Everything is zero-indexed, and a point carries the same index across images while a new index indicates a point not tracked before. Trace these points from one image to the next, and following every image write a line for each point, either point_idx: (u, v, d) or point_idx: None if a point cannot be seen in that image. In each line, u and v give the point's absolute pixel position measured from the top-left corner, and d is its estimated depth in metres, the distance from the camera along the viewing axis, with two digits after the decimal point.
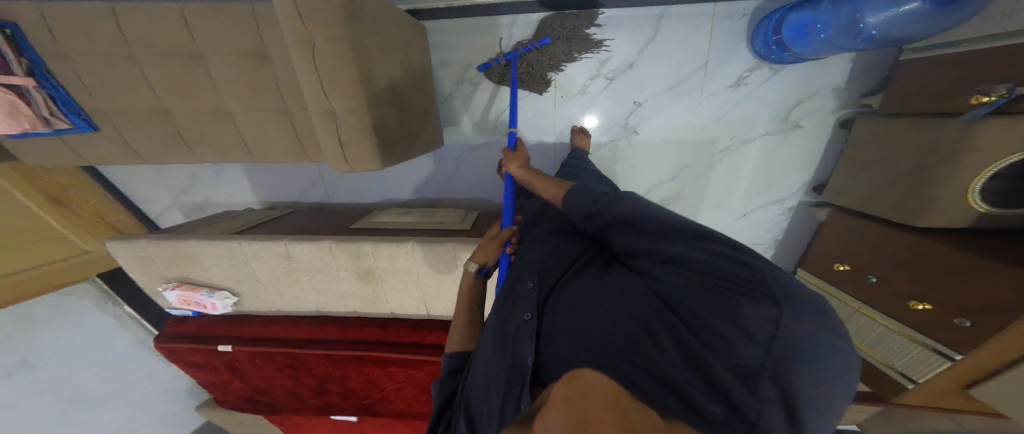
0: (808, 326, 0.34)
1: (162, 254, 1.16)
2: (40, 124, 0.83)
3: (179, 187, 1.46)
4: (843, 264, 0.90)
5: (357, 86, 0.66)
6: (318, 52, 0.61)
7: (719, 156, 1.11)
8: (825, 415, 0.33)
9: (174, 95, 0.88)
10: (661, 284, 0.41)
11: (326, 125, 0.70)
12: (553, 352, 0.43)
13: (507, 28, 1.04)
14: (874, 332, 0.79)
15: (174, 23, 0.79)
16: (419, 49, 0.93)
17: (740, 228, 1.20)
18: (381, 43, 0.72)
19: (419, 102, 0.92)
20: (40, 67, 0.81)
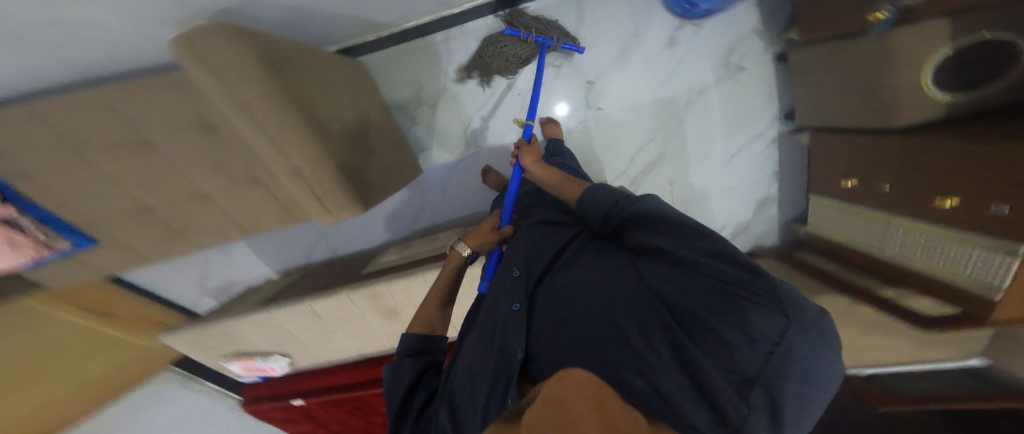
0: (804, 340, 0.37)
1: (209, 334, 1.26)
2: (39, 249, 0.85)
3: (201, 273, 1.44)
4: (852, 179, 0.83)
5: (310, 136, 0.65)
6: (257, 112, 0.59)
7: (683, 112, 1.09)
8: (801, 419, 0.36)
9: (145, 190, 0.87)
10: (674, 285, 0.44)
11: (297, 182, 0.70)
12: (545, 349, 0.47)
13: (444, 45, 1.06)
14: (910, 239, 0.66)
15: (104, 117, 0.72)
16: (368, 89, 0.94)
17: (732, 176, 1.14)
18: (312, 83, 0.70)
19: (383, 135, 0.92)
20: (12, 192, 0.77)
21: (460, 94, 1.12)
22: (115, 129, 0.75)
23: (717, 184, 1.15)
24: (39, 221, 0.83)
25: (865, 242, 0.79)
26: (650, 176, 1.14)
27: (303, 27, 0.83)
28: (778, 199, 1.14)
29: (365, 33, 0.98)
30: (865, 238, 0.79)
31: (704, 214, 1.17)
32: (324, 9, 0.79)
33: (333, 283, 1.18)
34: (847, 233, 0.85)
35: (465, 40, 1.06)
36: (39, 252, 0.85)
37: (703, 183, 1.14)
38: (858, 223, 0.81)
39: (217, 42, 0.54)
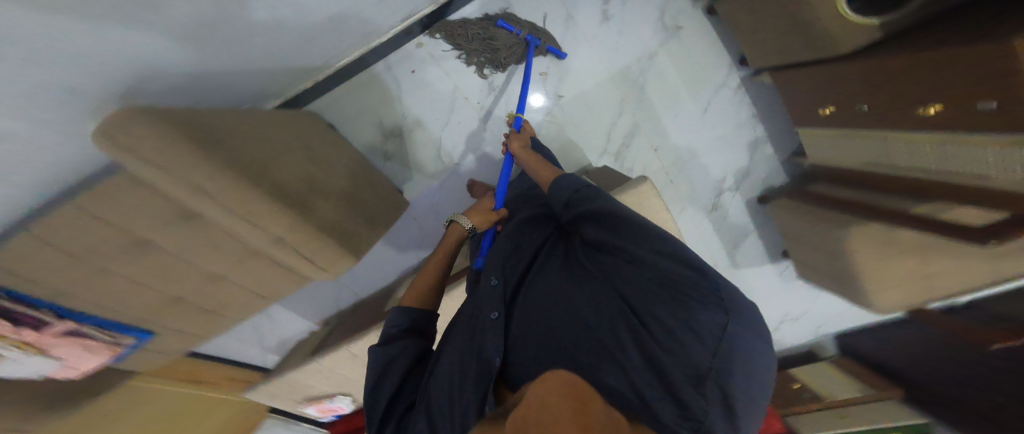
0: (741, 334, 0.44)
1: (277, 388, 1.37)
2: (113, 346, 0.92)
3: (257, 337, 1.56)
4: (829, 106, 0.79)
5: (278, 204, 0.65)
6: (213, 192, 0.57)
7: (642, 81, 1.07)
8: (745, 407, 0.43)
9: (167, 283, 0.88)
10: (637, 288, 0.50)
11: (283, 249, 0.70)
12: (523, 355, 0.51)
13: (387, 73, 1.08)
14: (912, 147, 0.64)
15: (95, 231, 0.68)
16: (330, 137, 0.95)
17: (712, 128, 1.11)
18: (260, 150, 0.67)
19: (356, 179, 0.92)
20: (64, 310, 0.78)
21: (422, 118, 1.13)
22: (113, 238, 0.72)
23: (700, 139, 1.11)
24: (100, 326, 0.86)
25: (869, 159, 0.76)
26: (632, 148, 1.11)
27: (202, 98, 0.73)
28: (767, 136, 1.11)
29: (299, 81, 0.97)
30: (860, 156, 0.78)
31: (700, 172, 1.13)
32: (247, 68, 0.79)
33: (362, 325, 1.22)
34: (842, 153, 0.83)
35: (404, 64, 1.08)
36: (114, 349, 0.92)
37: (685, 141, 1.11)
38: (852, 144, 0.78)
39: (134, 127, 0.46)
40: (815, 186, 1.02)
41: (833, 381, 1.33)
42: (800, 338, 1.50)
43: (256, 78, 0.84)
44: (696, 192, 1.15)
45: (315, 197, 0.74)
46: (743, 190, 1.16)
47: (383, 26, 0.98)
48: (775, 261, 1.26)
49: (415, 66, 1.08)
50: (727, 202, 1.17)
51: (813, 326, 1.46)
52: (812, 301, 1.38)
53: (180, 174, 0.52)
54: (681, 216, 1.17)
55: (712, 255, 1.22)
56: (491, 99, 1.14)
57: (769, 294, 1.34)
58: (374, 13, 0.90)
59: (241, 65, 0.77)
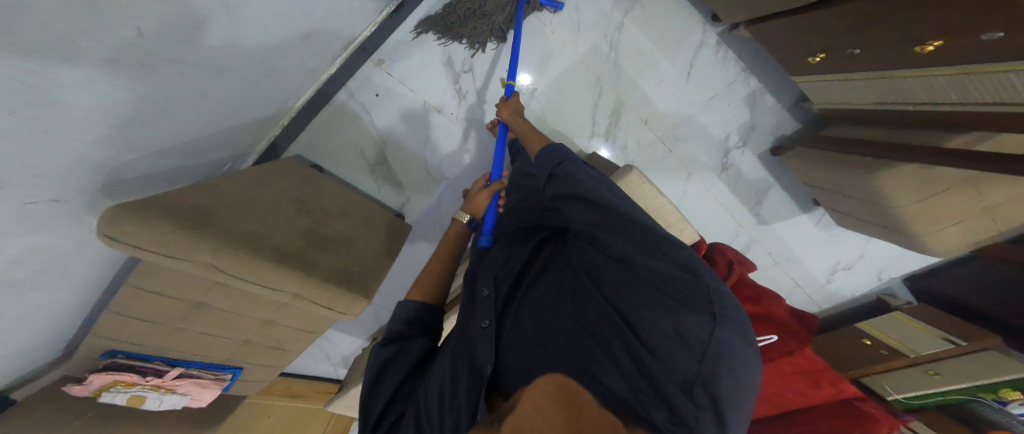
0: (735, 336, 0.37)
1: (350, 401, 1.50)
2: (219, 382, 1.07)
3: (324, 354, 1.77)
4: (818, 53, 0.78)
5: (280, 265, 0.69)
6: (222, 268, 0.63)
7: (613, 55, 1.04)
8: (744, 415, 0.36)
9: (228, 332, 1.02)
10: (619, 287, 0.45)
11: (301, 301, 0.75)
12: (510, 363, 0.49)
13: (351, 101, 1.07)
14: (918, 85, 0.65)
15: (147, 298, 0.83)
16: (307, 175, 0.97)
17: (697, 89, 1.07)
18: (248, 217, 0.72)
19: (348, 216, 0.96)
20: (168, 358, 0.98)
21: (402, 140, 1.13)
22: (165, 301, 0.86)
23: (685, 103, 1.09)
24: (200, 366, 1.04)
25: (876, 100, 0.76)
26: (621, 126, 1.10)
27: (179, 179, 0.76)
28: (766, 86, 1.06)
29: (267, 130, 0.97)
30: (859, 99, 0.80)
31: (701, 134, 1.11)
32: (232, 126, 0.81)
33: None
34: (845, 97, 0.82)
35: (367, 88, 1.07)
36: (221, 383, 1.07)
37: (668, 104, 1.09)
38: (857, 89, 0.77)
39: (129, 228, 0.52)
40: (830, 129, 1.00)
41: (908, 332, 1.13)
42: (861, 285, 1.38)
43: (226, 144, 0.84)
44: (699, 155, 1.14)
45: (313, 249, 0.79)
46: (751, 144, 1.12)
47: (325, 56, 0.93)
48: (807, 210, 1.23)
49: (377, 88, 1.07)
50: (737, 159, 1.14)
51: (873, 272, 1.36)
52: (862, 246, 1.30)
53: (197, 256, 0.60)
54: (690, 181, 1.17)
55: (731, 212, 1.21)
56: (464, 105, 1.12)
57: (809, 243, 1.29)
58: (319, 46, 0.87)
59: (212, 141, 0.79)
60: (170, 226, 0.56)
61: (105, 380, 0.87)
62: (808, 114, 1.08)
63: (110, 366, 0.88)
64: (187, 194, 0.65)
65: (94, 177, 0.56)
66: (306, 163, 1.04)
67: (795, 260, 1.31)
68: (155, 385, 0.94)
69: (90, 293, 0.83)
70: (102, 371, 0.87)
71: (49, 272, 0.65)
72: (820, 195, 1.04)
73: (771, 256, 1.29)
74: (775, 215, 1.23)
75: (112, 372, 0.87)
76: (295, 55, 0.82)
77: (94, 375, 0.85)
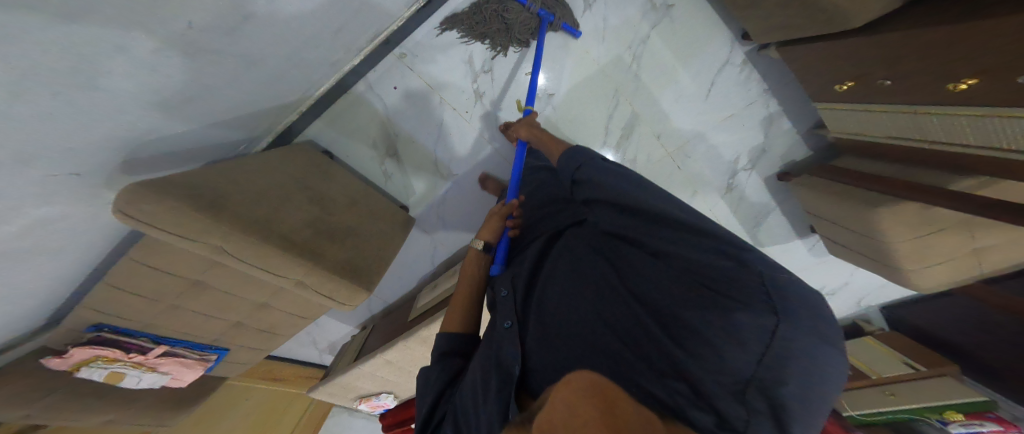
0: (802, 337, 0.35)
1: (333, 389, 1.50)
2: (202, 362, 1.06)
3: (311, 340, 1.76)
4: (846, 82, 0.80)
5: (289, 254, 0.70)
6: (230, 251, 0.63)
7: (635, 68, 1.06)
8: (806, 421, 0.35)
9: (225, 313, 1.02)
10: (665, 285, 0.47)
11: (303, 289, 0.76)
12: (541, 361, 0.50)
13: (368, 93, 1.06)
14: (940, 123, 0.66)
15: (149, 273, 0.83)
16: (318, 163, 0.96)
17: (713, 109, 1.09)
18: (263, 203, 0.72)
19: (356, 208, 0.97)
20: (154, 336, 0.96)
21: (414, 135, 1.14)
22: (168, 277, 0.86)
23: (699, 120, 1.11)
24: (186, 346, 1.03)
25: (897, 133, 0.77)
26: (633, 139, 1.13)
27: (193, 159, 0.75)
28: (784, 111, 1.07)
29: (284, 116, 0.95)
30: (875, 131, 0.82)
31: (710, 153, 1.14)
32: (251, 110, 0.80)
33: (395, 334, 1.31)
34: (862, 129, 0.85)
35: (386, 80, 1.06)
36: (204, 364, 1.06)
37: (683, 119, 1.11)
38: (876, 121, 0.79)
39: (143, 205, 0.52)
40: (840, 161, 1.03)
41: (877, 356, 1.23)
42: (842, 310, 1.49)
43: (244, 127, 0.84)
44: (706, 173, 1.17)
45: (321, 240, 0.79)
46: (758, 168, 1.16)
47: (350, 50, 0.91)
48: (802, 236, 1.27)
49: (396, 82, 1.07)
50: (742, 181, 1.18)
51: (854, 299, 1.45)
52: (848, 275, 1.36)
53: (209, 239, 0.61)
54: (694, 198, 1.20)
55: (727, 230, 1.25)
56: (481, 106, 1.13)
57: (801, 267, 1.33)
58: (344, 40, 0.86)
59: (229, 124, 0.77)
60: (185, 208, 0.57)
61: (85, 355, 0.85)
62: (819, 144, 1.11)
63: (95, 340, 0.86)
64: (204, 177, 0.65)
65: (110, 153, 0.56)
66: (315, 151, 1.04)
67: None
68: (136, 363, 0.93)
69: (86, 265, 0.82)
70: (84, 345, 0.84)
71: (47, 244, 0.64)
72: (816, 222, 1.07)
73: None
74: (771, 239, 1.28)
75: (94, 347, 0.85)
76: (322, 49, 0.82)
77: (75, 349, 0.83)
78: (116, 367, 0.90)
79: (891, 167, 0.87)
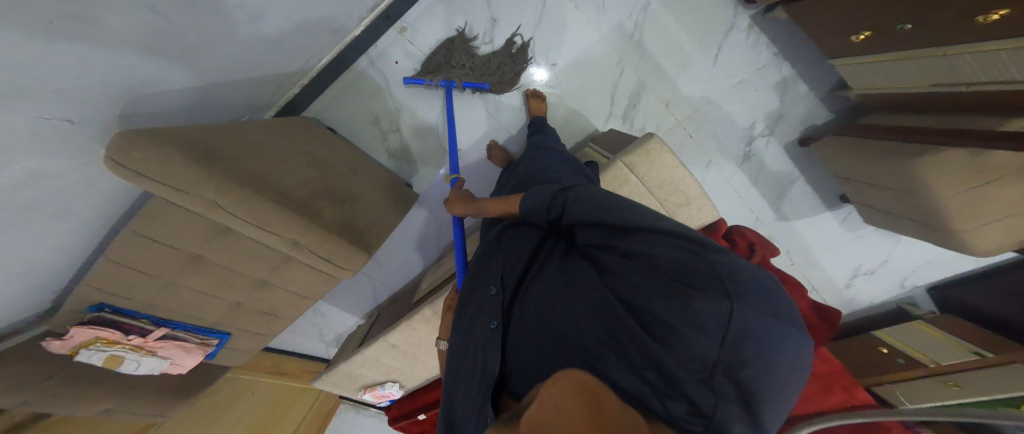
0: (758, 315, 0.34)
1: (337, 378, 1.48)
2: (203, 347, 1.05)
3: (314, 333, 1.75)
4: (862, 32, 0.79)
5: (286, 211, 0.69)
6: (224, 204, 0.62)
7: (638, 37, 1.04)
8: (781, 405, 0.32)
9: (225, 288, 1.00)
10: (629, 281, 0.45)
11: (301, 251, 0.74)
12: (521, 362, 0.49)
13: (370, 69, 1.04)
14: (975, 63, 0.64)
15: (150, 245, 0.81)
16: (319, 132, 0.95)
17: (722, 75, 1.07)
18: (258, 159, 0.71)
19: (358, 177, 0.95)
20: (155, 318, 0.95)
21: (416, 107, 1.11)
22: (166, 251, 0.85)
23: (711, 88, 1.08)
24: (185, 329, 1.02)
25: (930, 81, 0.75)
26: (641, 109, 1.11)
27: (203, 116, 0.76)
28: (798, 75, 1.06)
29: (284, 88, 0.95)
30: (912, 82, 0.79)
31: (724, 121, 1.12)
32: (250, 74, 0.80)
33: (399, 317, 1.29)
34: (891, 80, 0.83)
35: (387, 55, 1.04)
36: (204, 349, 1.05)
37: (694, 88, 1.09)
38: (905, 70, 0.78)
39: (134, 152, 0.51)
40: (868, 118, 1.01)
41: (926, 341, 1.08)
42: (883, 294, 1.37)
43: (245, 94, 0.83)
44: (721, 141, 1.14)
45: (317, 199, 0.79)
46: (777, 134, 1.13)
47: (344, 15, 0.89)
48: (830, 207, 1.24)
49: (398, 56, 1.04)
50: (760, 149, 1.15)
51: (897, 279, 1.34)
52: (888, 251, 1.30)
53: (199, 192, 0.59)
54: (709, 169, 1.18)
55: (747, 205, 1.23)
56: None
57: (832, 245, 1.30)
58: (341, 3, 0.85)
59: (233, 83, 0.77)
60: (175, 149, 0.56)
61: (86, 335, 0.83)
62: (841, 105, 1.08)
63: (96, 320, 0.84)
64: (203, 130, 0.65)
65: (107, 106, 0.55)
66: (321, 124, 1.02)
67: (814, 261, 1.32)
68: (136, 346, 0.91)
69: (85, 241, 0.82)
70: (86, 325, 0.83)
71: (43, 208, 0.63)
72: (853, 188, 1.05)
73: (786, 254, 1.31)
74: (794, 211, 1.24)
75: (96, 327, 0.83)
76: (323, 9, 0.81)
77: (74, 329, 0.81)
78: (115, 350, 0.87)
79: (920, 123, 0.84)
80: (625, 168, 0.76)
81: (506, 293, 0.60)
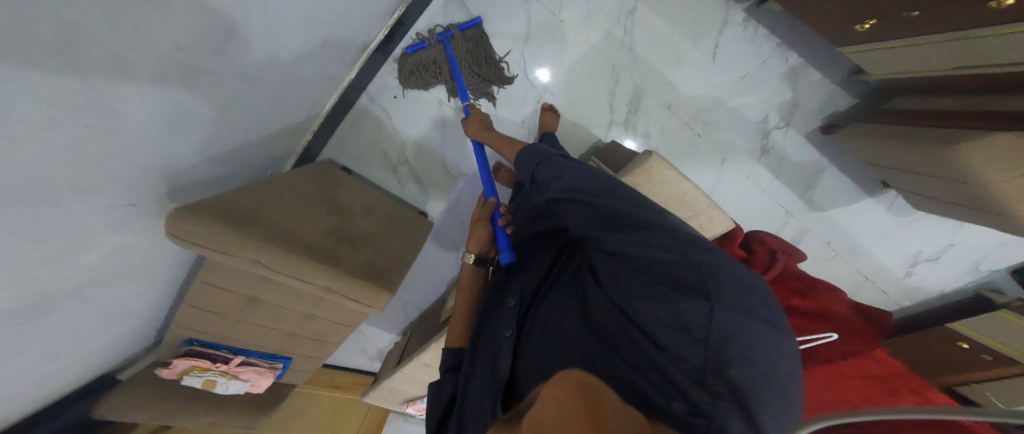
0: (740, 316, 0.37)
1: (382, 393, 1.58)
2: (273, 370, 1.17)
3: (360, 349, 1.87)
4: (868, 21, 0.72)
5: (316, 262, 0.76)
6: (262, 260, 0.69)
7: (628, 41, 1.00)
8: (783, 408, 0.32)
9: (273, 324, 1.10)
10: (619, 285, 0.49)
11: (331, 295, 0.80)
12: (530, 365, 0.51)
13: (371, 105, 1.09)
14: (1005, 44, 0.57)
15: (207, 295, 0.92)
16: (335, 177, 1.03)
17: (723, 71, 1.01)
18: (286, 217, 0.79)
19: (374, 218, 1.02)
20: (232, 348, 1.10)
21: (420, 138, 1.15)
22: (221, 298, 0.95)
23: (712, 87, 1.03)
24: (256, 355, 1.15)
25: (954, 65, 0.68)
26: (641, 113, 1.07)
27: (232, 182, 0.85)
28: (808, 63, 0.97)
29: (299, 136, 1.02)
30: (941, 65, 0.70)
31: (733, 117, 1.05)
32: (266, 133, 0.87)
33: (430, 336, 1.34)
34: (910, 66, 0.75)
35: (386, 90, 1.08)
36: (274, 371, 1.17)
37: (692, 88, 1.04)
38: (922, 56, 0.71)
39: (189, 226, 0.59)
40: (892, 103, 0.91)
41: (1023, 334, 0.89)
42: (954, 281, 1.19)
43: (265, 148, 0.91)
44: (732, 136, 1.08)
45: (339, 246, 0.85)
46: (797, 123, 1.04)
47: (338, 62, 0.93)
48: (874, 194, 1.10)
49: (396, 90, 1.09)
50: (779, 140, 1.06)
51: (970, 264, 1.16)
52: (953, 234, 1.13)
53: (242, 253, 0.67)
54: (724, 168, 1.11)
55: (773, 198, 1.13)
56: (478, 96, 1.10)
57: (880, 232, 1.16)
58: (335, 51, 0.89)
59: (252, 146, 0.85)
60: (220, 225, 0.63)
61: (184, 365, 1.02)
62: (869, 87, 0.97)
63: (189, 352, 1.03)
64: (240, 198, 0.72)
65: (154, 183, 0.64)
66: (335, 166, 1.09)
67: (861, 249, 1.19)
68: (222, 371, 1.07)
69: (169, 290, 0.96)
70: (183, 358, 1.01)
71: (124, 278, 0.75)
72: (890, 178, 0.94)
73: (827, 245, 1.19)
74: (827, 198, 1.12)
75: (189, 358, 1.02)
76: (319, 61, 0.86)
77: (175, 361, 1.00)
78: (208, 375, 1.04)
79: (958, 103, 0.75)
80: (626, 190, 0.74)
81: (521, 302, 0.63)
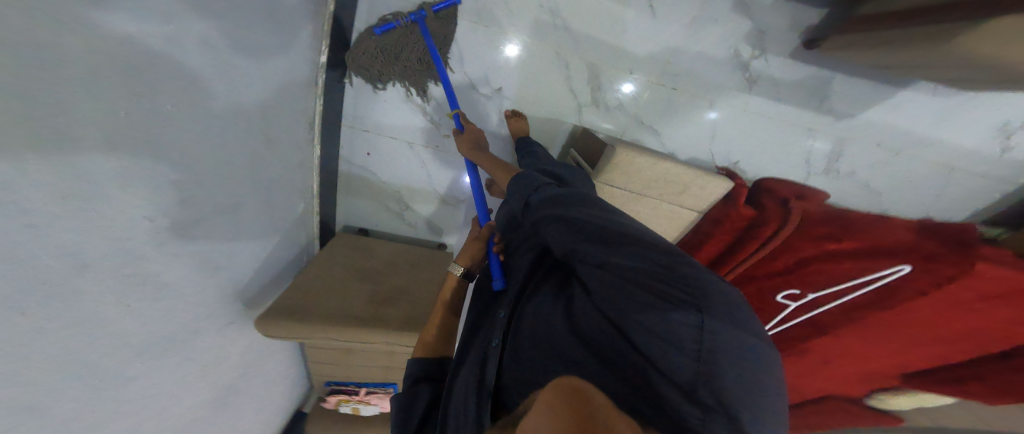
0: (728, 328, 0.34)
1: None
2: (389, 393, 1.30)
3: None
4: None
5: (369, 327, 0.89)
6: (338, 337, 0.87)
7: (561, 22, 0.93)
8: (774, 420, 0.31)
9: (364, 371, 1.23)
10: (601, 294, 0.45)
11: (388, 346, 0.92)
12: (513, 377, 0.49)
13: (352, 169, 1.10)
14: None
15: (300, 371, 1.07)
16: (356, 242, 1.13)
17: (676, 15, 0.92)
18: (333, 298, 0.95)
19: (403, 268, 1.11)
20: (357, 382, 1.28)
21: (410, 182, 1.14)
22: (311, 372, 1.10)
23: (666, 36, 0.93)
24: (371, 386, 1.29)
25: None
26: (606, 88, 0.99)
27: (277, 284, 0.97)
28: None
29: (309, 222, 1.08)
30: None
31: (702, 60, 0.96)
32: (279, 235, 0.94)
33: None
34: None
35: (357, 150, 1.06)
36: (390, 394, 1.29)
37: (648, 44, 0.94)
38: None
39: (275, 329, 0.81)
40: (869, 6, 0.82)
41: None
42: None
43: (286, 246, 0.99)
44: (711, 78, 0.98)
45: (381, 307, 0.96)
46: (772, 48, 0.95)
47: (304, 146, 0.95)
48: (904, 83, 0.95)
49: (366, 148, 1.06)
50: (762, 68, 0.96)
51: None
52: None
53: (317, 334, 0.85)
54: (715, 110, 1.01)
55: (788, 120, 1.01)
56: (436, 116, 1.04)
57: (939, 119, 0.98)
58: (294, 140, 0.89)
59: (274, 251, 0.93)
60: (286, 325, 0.82)
61: (336, 399, 1.30)
62: None
63: (334, 390, 1.30)
64: (290, 296, 0.90)
65: (197, 330, 0.71)
66: (353, 234, 1.19)
67: (924, 140, 1.01)
68: (360, 399, 1.31)
69: (288, 361, 1.19)
70: (332, 395, 1.30)
71: (230, 392, 0.89)
72: (910, 71, 0.82)
73: (878, 147, 1.03)
74: (845, 102, 0.99)
75: (335, 395, 1.29)
76: (289, 156, 0.88)
77: (330, 397, 1.29)
78: (353, 403, 1.31)
79: None
80: (605, 186, 0.81)
81: (507, 310, 0.61)
